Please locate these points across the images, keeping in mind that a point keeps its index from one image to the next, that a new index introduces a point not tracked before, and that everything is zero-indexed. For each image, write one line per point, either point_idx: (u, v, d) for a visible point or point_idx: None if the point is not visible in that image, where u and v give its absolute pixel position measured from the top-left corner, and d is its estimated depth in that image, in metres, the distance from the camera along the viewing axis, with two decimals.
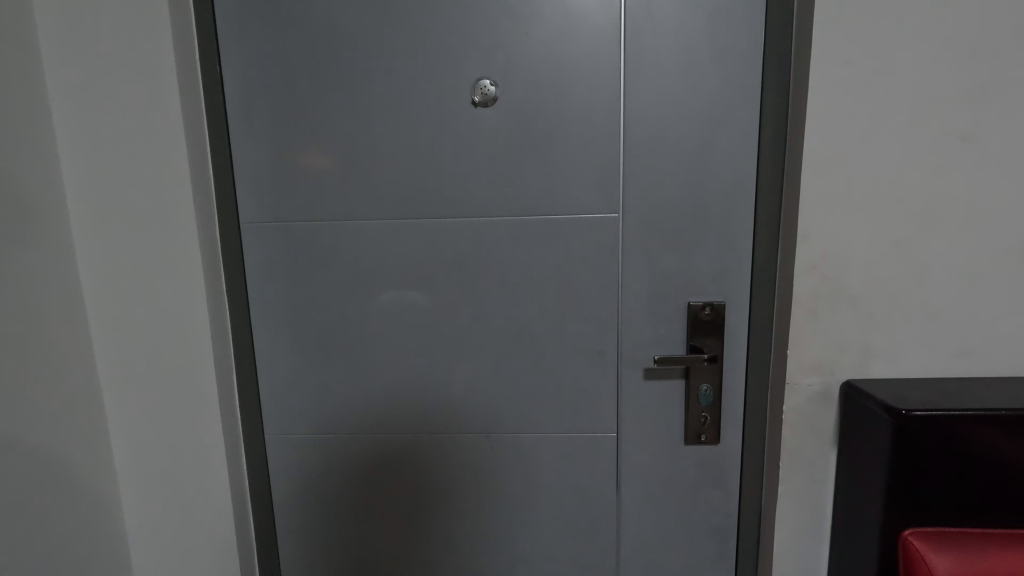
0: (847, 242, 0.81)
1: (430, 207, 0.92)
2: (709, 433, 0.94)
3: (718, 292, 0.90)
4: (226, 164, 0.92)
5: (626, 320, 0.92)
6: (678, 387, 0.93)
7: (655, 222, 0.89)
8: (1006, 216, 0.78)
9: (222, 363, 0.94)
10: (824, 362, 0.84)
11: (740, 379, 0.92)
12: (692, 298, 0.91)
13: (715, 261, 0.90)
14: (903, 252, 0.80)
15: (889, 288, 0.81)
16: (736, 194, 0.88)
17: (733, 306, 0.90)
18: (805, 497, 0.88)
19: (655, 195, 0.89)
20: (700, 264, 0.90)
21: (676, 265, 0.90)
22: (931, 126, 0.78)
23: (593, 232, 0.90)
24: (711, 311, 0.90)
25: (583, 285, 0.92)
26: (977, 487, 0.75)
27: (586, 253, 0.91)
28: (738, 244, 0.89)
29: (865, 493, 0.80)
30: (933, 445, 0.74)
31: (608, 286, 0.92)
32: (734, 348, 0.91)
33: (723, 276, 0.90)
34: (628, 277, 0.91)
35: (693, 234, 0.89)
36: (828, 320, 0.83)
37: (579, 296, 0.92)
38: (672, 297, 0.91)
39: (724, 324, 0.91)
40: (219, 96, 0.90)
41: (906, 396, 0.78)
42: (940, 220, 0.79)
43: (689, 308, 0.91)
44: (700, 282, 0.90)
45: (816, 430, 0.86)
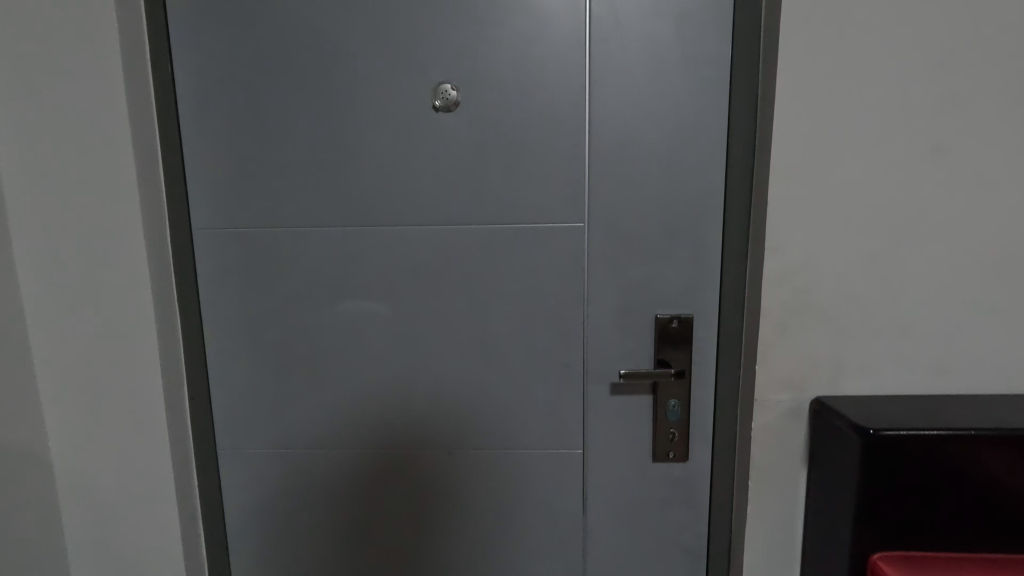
0: (816, 255, 0.78)
1: (389, 215, 0.88)
2: (677, 449, 0.91)
3: (689, 305, 0.88)
4: (179, 167, 0.89)
5: (594, 332, 0.89)
6: (646, 401, 0.90)
7: (622, 232, 0.87)
8: (981, 229, 0.77)
9: (173, 375, 0.90)
10: (793, 378, 0.81)
11: (709, 393, 0.89)
12: (660, 311, 0.88)
13: (684, 273, 0.87)
14: (876, 264, 0.78)
15: (859, 303, 0.79)
16: (706, 204, 0.85)
17: (703, 319, 0.88)
18: (775, 519, 0.85)
19: (623, 204, 0.86)
20: (669, 277, 0.87)
21: (644, 278, 0.88)
22: (902, 136, 0.76)
23: (558, 243, 0.88)
24: (679, 323, 0.88)
25: (549, 298, 0.89)
26: (950, 512, 0.72)
27: (551, 264, 0.88)
28: (707, 256, 0.86)
29: (835, 516, 0.78)
30: (900, 467, 0.72)
31: (575, 298, 0.89)
32: (704, 361, 0.88)
33: (692, 289, 0.87)
34: (594, 288, 0.88)
35: (661, 244, 0.87)
36: (798, 336, 0.80)
37: (544, 308, 0.89)
38: (640, 309, 0.88)
39: (693, 337, 0.88)
40: (172, 96, 0.87)
41: (876, 415, 0.75)
42: (914, 232, 0.77)
43: (657, 321, 0.88)
44: (668, 294, 0.88)
45: (787, 448, 0.83)
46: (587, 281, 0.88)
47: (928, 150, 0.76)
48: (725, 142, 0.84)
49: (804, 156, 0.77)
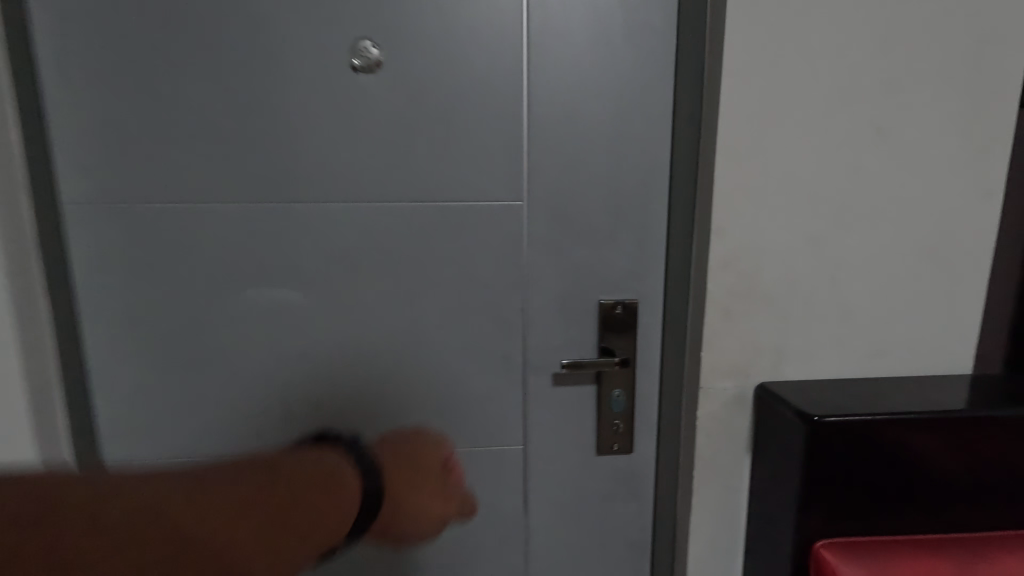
0: (762, 237, 0.75)
1: (301, 190, 0.78)
2: (622, 441, 0.87)
3: (634, 290, 0.83)
4: (42, 129, 0.75)
5: (535, 319, 0.83)
6: (589, 392, 0.86)
7: (564, 212, 0.81)
8: (919, 211, 0.76)
9: (40, 376, 0.77)
10: (738, 365, 0.78)
11: (655, 382, 0.86)
12: (603, 296, 0.83)
13: (629, 256, 0.82)
14: (819, 247, 0.76)
15: (802, 286, 0.77)
16: (651, 183, 0.81)
17: (649, 304, 0.84)
18: (719, 509, 0.83)
19: (565, 182, 0.80)
20: (612, 260, 0.82)
21: (586, 261, 0.82)
22: (847, 114, 0.73)
23: (495, 224, 0.80)
24: (624, 309, 0.83)
25: (486, 284, 0.82)
26: (888, 496, 0.72)
27: (488, 246, 0.81)
28: (652, 238, 0.82)
29: (778, 504, 0.76)
30: (843, 453, 0.70)
31: (514, 283, 0.82)
32: (649, 349, 0.85)
33: (636, 274, 0.83)
34: (534, 273, 0.82)
35: (605, 225, 0.81)
36: (743, 321, 0.77)
37: (481, 296, 0.82)
38: (583, 295, 0.83)
39: (637, 324, 0.84)
40: (27, 42, 0.72)
41: (819, 401, 0.74)
42: (856, 215, 0.76)
43: (600, 307, 0.83)
44: (612, 279, 0.83)
45: (731, 437, 0.80)
46: (527, 266, 0.82)
47: (871, 130, 0.74)
48: (669, 117, 0.80)
49: (751, 131, 0.73)
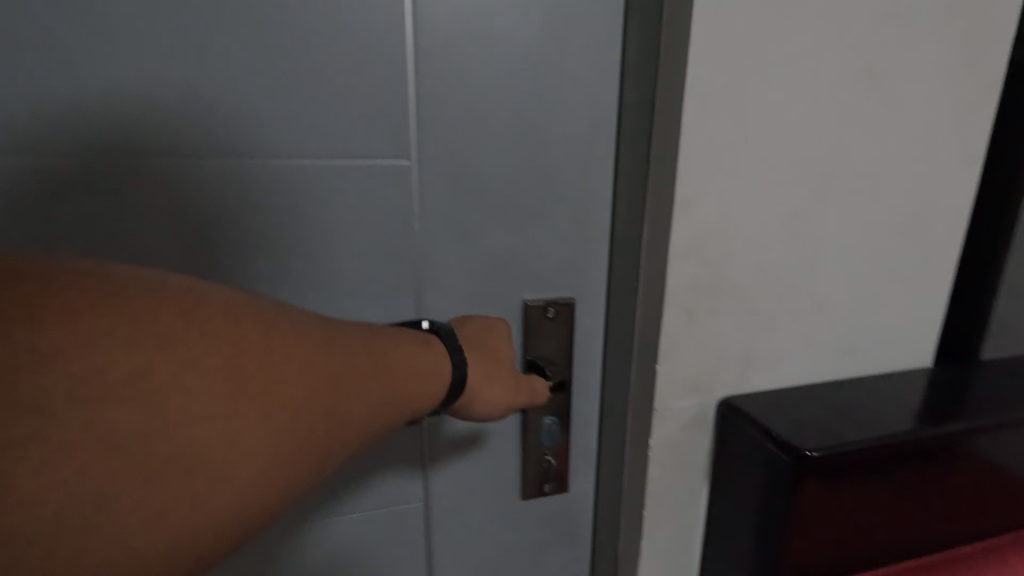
0: (735, 215, 0.56)
1: (21, 132, 0.46)
2: (554, 479, 0.68)
3: (568, 284, 0.63)
4: None
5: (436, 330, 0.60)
6: (512, 421, 0.65)
7: (473, 177, 0.57)
8: (904, 181, 0.62)
9: None
10: (700, 378, 0.61)
11: (594, 398, 0.67)
12: (529, 295, 0.62)
13: (561, 239, 0.61)
14: (798, 225, 0.59)
15: (777, 276, 0.60)
16: (592, 138, 0.60)
17: (586, 301, 0.64)
18: (670, 551, 0.67)
19: (476, 134, 0.56)
20: (543, 247, 0.61)
21: (507, 249, 0.60)
22: (843, 51, 0.55)
23: (371, 195, 0.55)
24: (556, 312, 0.63)
25: (362, 282, 0.57)
26: (866, 527, 0.61)
27: (363, 229, 0.56)
28: (594, 214, 0.62)
29: (743, 545, 0.62)
30: (831, 490, 0.57)
31: (405, 280, 0.58)
32: (589, 358, 0.66)
33: (572, 264, 0.62)
34: (434, 265, 0.59)
35: (530, 197, 0.59)
36: (707, 323, 0.59)
37: (354, 299, 0.58)
38: (501, 293, 0.61)
39: (572, 330, 0.64)
40: None
41: (799, 421, 0.59)
42: (840, 184, 0.60)
43: (526, 309, 0.62)
44: (541, 271, 0.62)
45: (687, 466, 0.64)
46: (423, 255, 0.58)
47: (867, 75, 0.57)
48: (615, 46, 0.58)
49: (730, 68, 0.52)
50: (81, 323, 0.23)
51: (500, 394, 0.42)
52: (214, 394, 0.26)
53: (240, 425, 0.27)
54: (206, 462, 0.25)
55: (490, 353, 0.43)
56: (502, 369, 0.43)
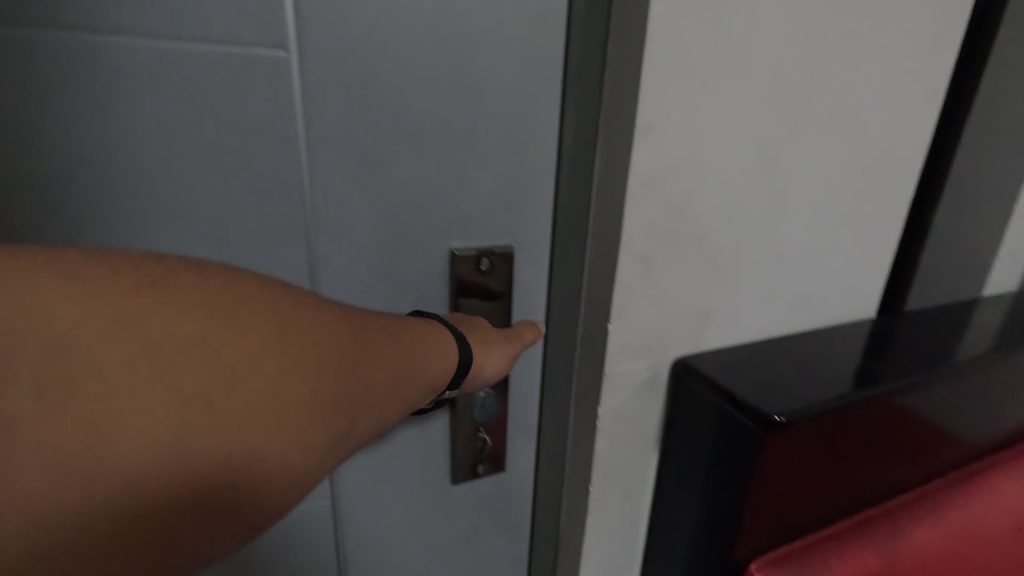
0: (698, 144, 0.48)
1: None
2: (489, 459, 0.58)
3: (504, 233, 0.51)
4: None
5: (338, 286, 0.47)
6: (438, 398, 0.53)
7: (376, 83, 0.42)
8: (872, 116, 0.57)
9: None
10: (655, 338, 0.54)
11: (537, 370, 0.56)
12: (457, 244, 0.49)
13: (496, 174, 0.48)
14: (765, 163, 0.52)
15: (741, 221, 0.53)
16: (540, 45, 0.45)
17: (529, 254, 0.52)
18: (616, 524, 0.62)
19: (378, 21, 0.41)
20: (477, 184, 0.48)
21: (429, 185, 0.46)
22: None
23: (236, 99, 0.39)
24: (490, 264, 0.51)
25: (232, 223, 0.42)
26: (824, 491, 0.57)
27: (228, 147, 0.40)
28: (541, 143, 0.48)
29: (696, 516, 0.57)
30: (796, 457, 0.52)
31: (291, 223, 0.44)
32: (530, 325, 0.54)
33: (513, 208, 0.50)
34: (330, 203, 0.44)
35: (456, 116, 0.45)
36: (666, 275, 0.51)
37: (222, 246, 0.42)
38: (421, 241, 0.48)
39: (512, 286, 0.53)
40: None
41: (760, 383, 0.54)
42: (811, 116, 0.53)
43: (452, 260, 0.49)
44: (474, 215, 0.49)
45: (637, 433, 0.58)
46: (313, 188, 0.43)
47: None
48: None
49: None
50: (112, 292, 0.22)
51: (500, 349, 0.43)
52: (262, 320, 0.26)
53: (299, 346, 0.27)
54: (282, 408, 0.25)
55: (468, 322, 0.44)
56: (486, 328, 0.44)
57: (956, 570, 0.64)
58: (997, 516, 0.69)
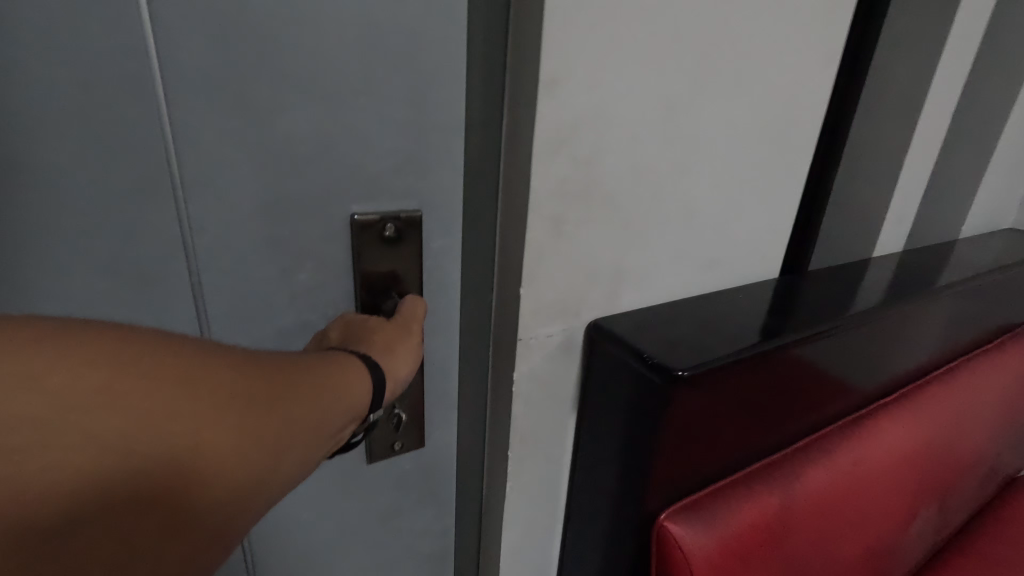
0: (605, 100, 0.47)
1: None
2: (407, 435, 0.58)
3: (408, 195, 0.48)
4: None
5: (215, 247, 0.43)
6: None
7: (258, 23, 0.38)
8: (774, 77, 0.58)
9: None
10: (569, 300, 0.53)
11: (452, 338, 0.56)
12: (357, 211, 0.47)
13: (397, 129, 0.45)
14: (673, 121, 0.52)
15: (650, 180, 0.54)
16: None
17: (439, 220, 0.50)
18: (538, 487, 0.62)
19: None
20: (375, 142, 0.45)
21: (322, 143, 0.43)
22: None
23: (70, 27, 0.35)
24: (397, 232, 0.49)
25: (75, 172, 0.38)
26: (728, 441, 0.61)
27: (63, 84, 0.36)
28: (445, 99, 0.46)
29: (612, 473, 0.59)
30: (700, 410, 0.54)
31: (152, 175, 0.40)
32: (444, 295, 0.53)
33: (417, 167, 0.48)
34: (201, 154, 0.40)
35: (347, 64, 0.41)
36: (577, 236, 0.51)
37: (67, 198, 0.38)
38: (318, 204, 0.45)
39: (421, 253, 0.51)
40: None
41: (669, 341, 0.56)
42: (715, 75, 0.53)
43: (355, 226, 0.47)
44: (374, 175, 0.46)
45: (554, 397, 0.58)
46: (175, 134, 0.39)
47: None
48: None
49: None
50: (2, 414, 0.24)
51: (409, 345, 0.46)
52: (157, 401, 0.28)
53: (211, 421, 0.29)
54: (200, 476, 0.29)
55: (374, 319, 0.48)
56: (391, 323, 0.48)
57: (843, 507, 0.70)
58: (879, 455, 0.75)
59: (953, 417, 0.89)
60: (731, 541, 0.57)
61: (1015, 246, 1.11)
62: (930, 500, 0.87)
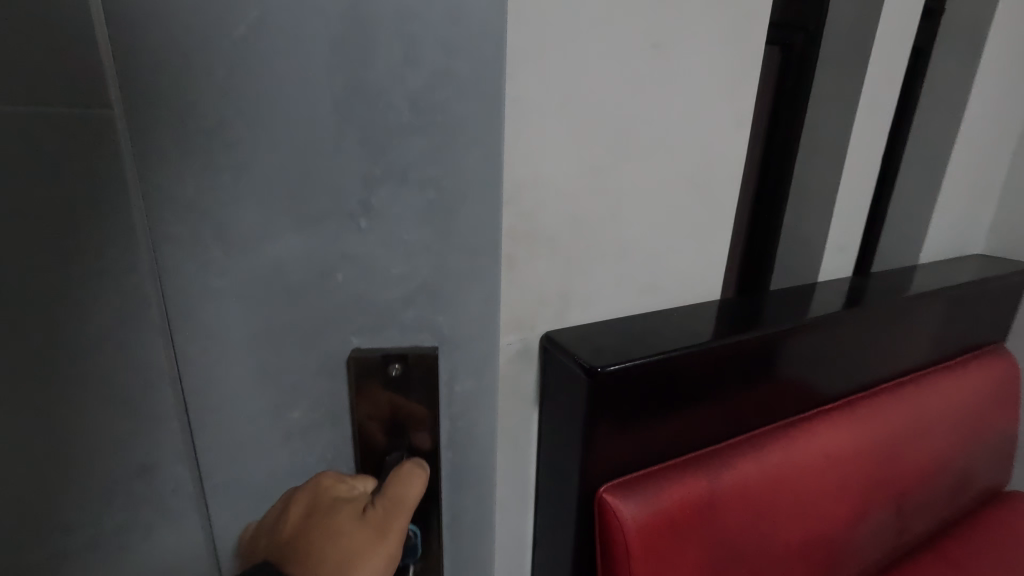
0: (542, 168, 0.64)
1: None
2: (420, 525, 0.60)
3: (407, 320, 0.51)
4: None
5: (206, 376, 0.46)
6: (349, 460, 0.55)
7: (252, 161, 0.42)
8: (689, 141, 0.74)
9: None
10: (523, 316, 0.70)
11: (461, 439, 0.58)
12: (361, 343, 0.50)
13: (408, 249, 0.48)
14: (600, 181, 0.69)
15: (585, 224, 0.70)
16: (419, 111, 0.44)
17: (445, 329, 0.53)
18: (509, 469, 0.77)
19: (250, 105, 0.40)
20: (388, 271, 0.48)
21: (333, 268, 0.47)
22: (623, 22, 0.63)
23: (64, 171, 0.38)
24: (401, 369, 0.52)
25: (71, 300, 0.41)
26: (659, 430, 0.74)
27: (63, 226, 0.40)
28: (449, 220, 0.49)
29: (564, 456, 0.73)
30: (622, 399, 0.69)
31: (136, 302, 0.42)
32: (467, 392, 0.56)
33: (426, 289, 0.50)
34: (183, 280, 0.43)
35: (348, 192, 0.45)
36: (526, 267, 0.67)
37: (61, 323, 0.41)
38: (325, 322, 0.48)
39: (428, 382, 0.54)
40: None
41: (601, 346, 0.70)
42: (635, 144, 0.70)
43: (362, 367, 0.51)
44: (387, 299, 0.49)
45: (516, 395, 0.74)
46: (162, 275, 0.42)
47: (647, 45, 0.66)
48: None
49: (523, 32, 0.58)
50: None
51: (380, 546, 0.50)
52: None
53: None
54: None
55: (349, 510, 0.50)
56: (368, 516, 0.51)
57: (778, 498, 0.80)
58: (818, 454, 0.86)
59: (902, 425, 0.98)
60: (661, 513, 0.70)
61: (985, 269, 1.18)
62: (883, 501, 0.95)
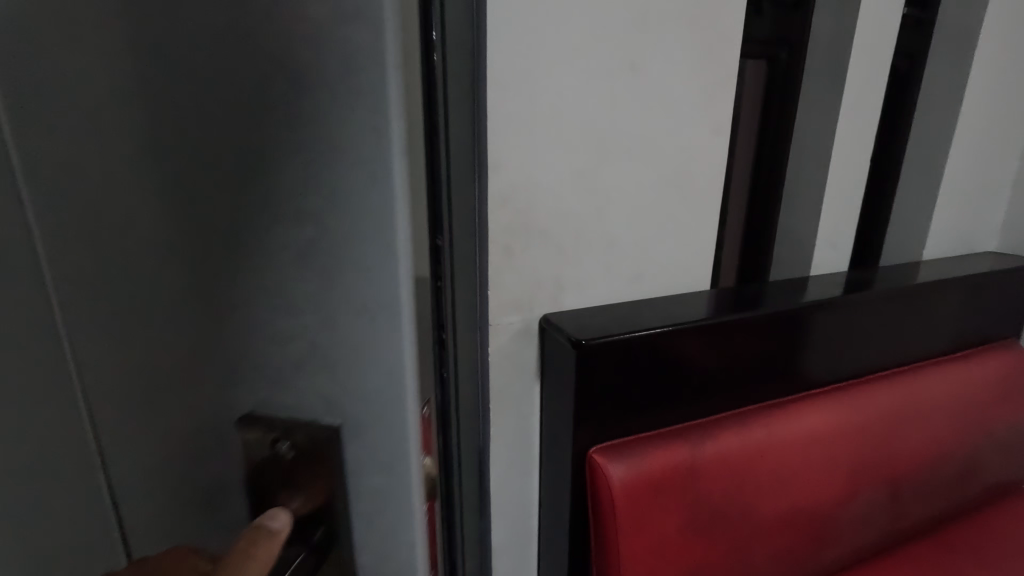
0: (533, 173, 0.76)
1: None
2: None
3: (302, 387, 0.41)
4: None
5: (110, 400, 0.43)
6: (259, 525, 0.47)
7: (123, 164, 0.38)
8: (668, 148, 0.84)
9: None
10: (522, 300, 0.82)
11: (384, 525, 0.46)
12: (256, 406, 0.42)
13: (305, 297, 0.39)
14: (586, 183, 0.80)
15: (574, 221, 0.81)
16: (290, 116, 0.36)
17: (349, 401, 0.42)
18: (514, 435, 0.89)
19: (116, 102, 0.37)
20: (276, 321, 0.40)
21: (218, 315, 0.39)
22: (599, 49, 0.75)
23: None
24: (294, 448, 0.43)
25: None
26: (645, 402, 0.84)
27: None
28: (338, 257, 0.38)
29: (560, 422, 0.84)
30: (607, 370, 0.79)
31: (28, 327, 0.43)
32: (390, 475, 0.44)
33: (323, 340, 0.40)
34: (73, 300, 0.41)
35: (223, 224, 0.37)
36: (523, 257, 0.79)
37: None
38: (223, 379, 0.42)
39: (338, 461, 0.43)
40: None
41: (588, 325, 0.81)
42: (617, 151, 0.81)
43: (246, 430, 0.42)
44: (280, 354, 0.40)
45: (518, 370, 0.85)
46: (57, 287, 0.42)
47: (624, 67, 0.77)
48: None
49: (512, 64, 0.71)
50: None
51: None
52: None
53: None
54: None
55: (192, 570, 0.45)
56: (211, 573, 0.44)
57: (761, 470, 0.88)
58: (803, 432, 0.92)
59: (895, 411, 1.02)
60: (644, 473, 0.80)
61: (992, 264, 1.20)
62: (874, 481, 1.00)
